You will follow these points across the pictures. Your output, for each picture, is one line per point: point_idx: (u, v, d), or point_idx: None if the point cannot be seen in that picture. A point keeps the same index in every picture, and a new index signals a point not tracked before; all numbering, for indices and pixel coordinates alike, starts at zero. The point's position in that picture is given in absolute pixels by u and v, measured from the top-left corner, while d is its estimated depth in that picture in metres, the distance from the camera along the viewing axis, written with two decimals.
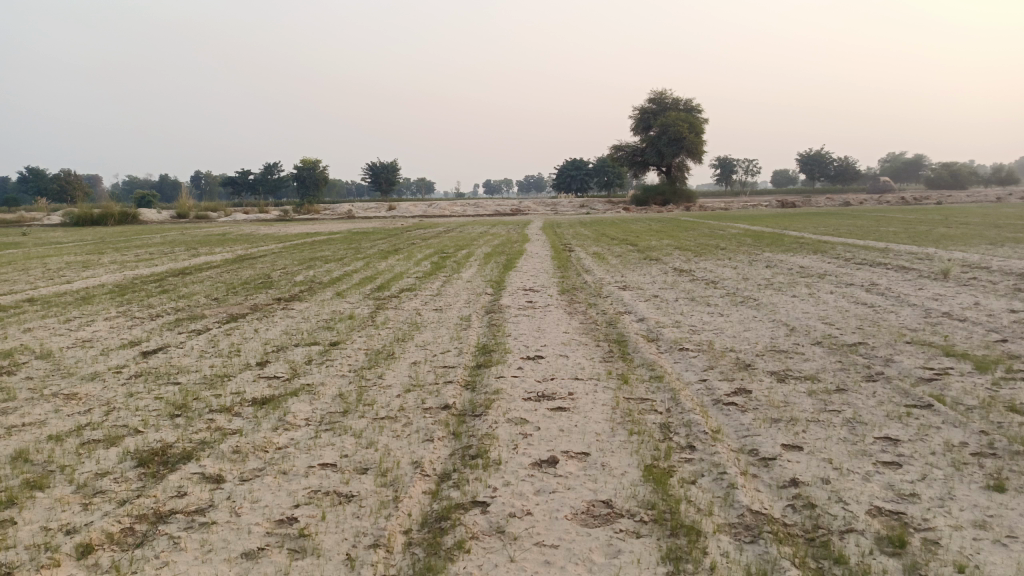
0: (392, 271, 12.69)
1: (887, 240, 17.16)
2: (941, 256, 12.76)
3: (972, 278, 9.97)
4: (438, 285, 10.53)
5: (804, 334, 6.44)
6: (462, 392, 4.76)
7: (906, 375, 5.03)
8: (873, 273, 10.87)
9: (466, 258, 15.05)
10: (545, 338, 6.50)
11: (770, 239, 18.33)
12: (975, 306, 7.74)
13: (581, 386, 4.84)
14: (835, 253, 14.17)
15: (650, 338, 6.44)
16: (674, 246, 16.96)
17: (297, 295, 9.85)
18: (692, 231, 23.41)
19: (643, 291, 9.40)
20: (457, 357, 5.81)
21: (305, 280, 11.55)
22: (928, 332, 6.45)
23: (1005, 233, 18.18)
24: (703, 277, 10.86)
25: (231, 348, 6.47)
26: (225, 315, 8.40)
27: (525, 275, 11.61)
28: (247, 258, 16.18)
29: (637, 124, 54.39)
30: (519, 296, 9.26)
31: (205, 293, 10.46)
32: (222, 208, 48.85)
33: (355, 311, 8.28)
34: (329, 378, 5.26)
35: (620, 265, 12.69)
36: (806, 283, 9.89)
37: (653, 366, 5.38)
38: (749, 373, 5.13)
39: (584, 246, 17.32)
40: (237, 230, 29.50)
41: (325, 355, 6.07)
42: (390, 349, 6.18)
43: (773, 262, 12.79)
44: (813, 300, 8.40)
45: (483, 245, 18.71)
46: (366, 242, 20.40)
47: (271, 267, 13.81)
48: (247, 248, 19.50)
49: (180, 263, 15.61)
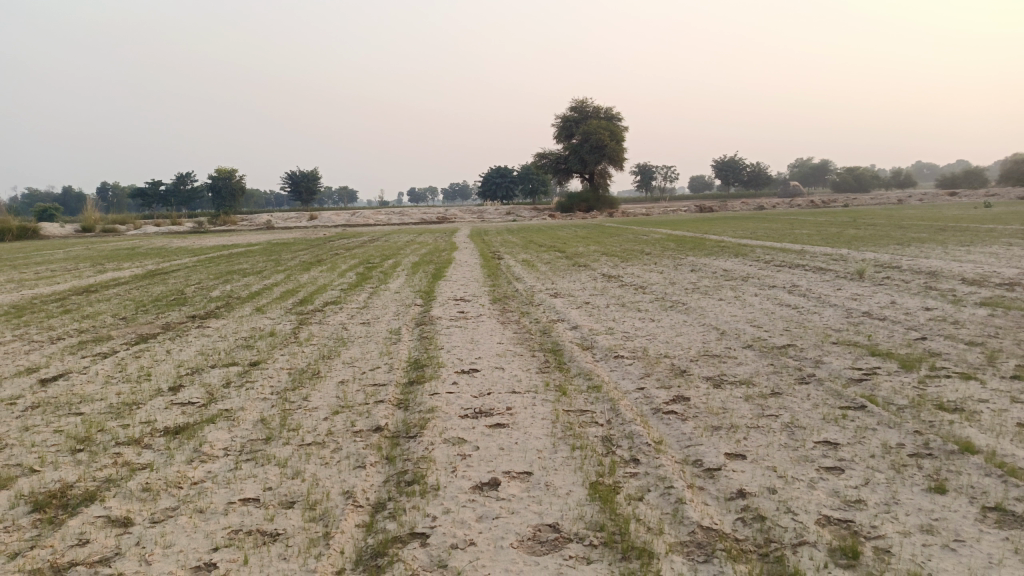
0: (316, 283, 12.26)
1: (803, 242, 17.78)
2: (855, 257, 13.27)
3: (886, 277, 10.37)
4: (364, 297, 10.20)
5: (735, 337, 6.48)
6: (394, 412, 4.53)
7: (836, 376, 5.10)
8: (794, 274, 11.18)
9: (393, 267, 14.73)
10: (478, 349, 6.33)
11: (692, 244, 18.73)
12: (892, 305, 8.02)
13: (518, 400, 4.68)
14: (756, 256, 14.57)
15: (585, 346, 6.36)
16: (601, 252, 17.10)
17: (214, 312, 9.35)
18: (617, 236, 23.73)
19: (574, 298, 9.35)
20: (387, 373, 5.56)
21: (222, 296, 11.01)
22: (852, 332, 6.60)
23: (910, 234, 19.16)
24: (632, 282, 10.92)
25: (141, 372, 6.02)
26: (135, 335, 7.86)
27: (454, 284, 11.42)
28: (159, 274, 15.35)
29: (559, 132, 55.00)
30: (449, 306, 9.06)
31: (113, 312, 9.80)
32: (131, 221, 46.57)
33: (277, 328, 7.90)
34: (250, 402, 4.92)
35: (550, 272, 12.65)
36: (732, 286, 10.06)
37: (590, 375, 5.27)
38: (686, 379, 5.09)
39: (512, 253, 17.25)
40: (148, 245, 28.13)
41: (245, 376, 5.71)
42: (316, 367, 5.88)
43: (698, 265, 13.01)
44: (740, 303, 8.53)
45: (410, 254, 18.41)
46: (287, 254, 19.76)
47: (185, 283, 13.13)
48: (159, 262, 18.57)
49: (85, 280, 14.68)
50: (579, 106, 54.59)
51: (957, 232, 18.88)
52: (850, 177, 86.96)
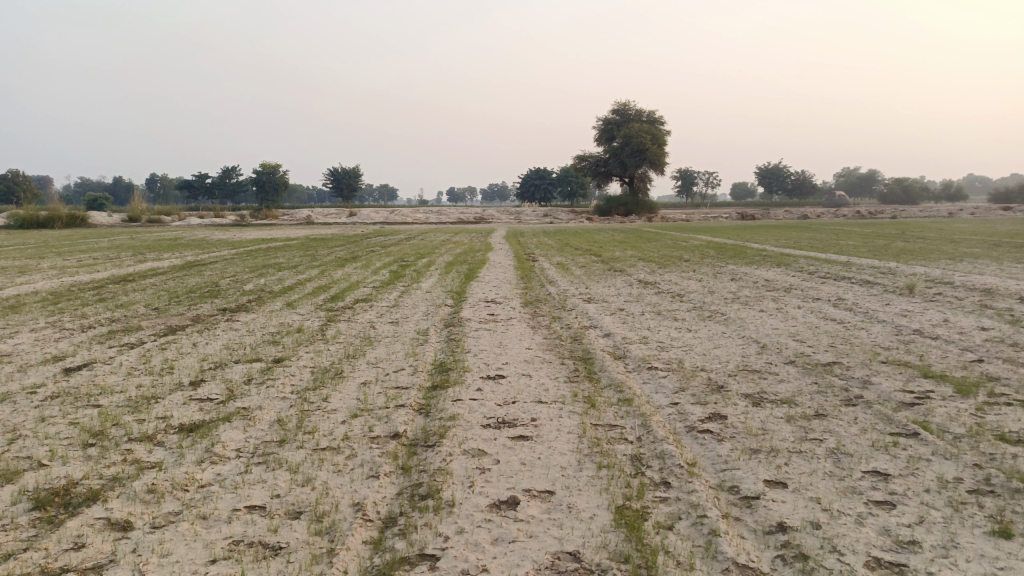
0: (348, 279, 12.21)
1: (849, 253, 17.26)
2: (904, 271, 12.75)
3: (938, 293, 9.90)
4: (395, 296, 10.08)
5: (776, 352, 6.16)
6: (414, 418, 4.34)
7: (886, 398, 4.76)
8: (839, 287, 10.75)
9: (427, 266, 14.63)
10: (506, 355, 6.11)
11: (732, 251, 18.32)
12: (945, 323, 7.60)
13: (544, 411, 4.45)
14: (799, 266, 14.12)
15: (618, 356, 6.10)
16: (638, 257, 16.79)
17: (244, 306, 9.30)
18: (656, 241, 23.37)
19: (608, 304, 9.09)
20: (411, 376, 5.38)
21: (255, 289, 10.99)
22: (902, 351, 6.23)
23: (962, 248, 18.47)
24: (669, 289, 10.62)
25: (164, 365, 5.94)
26: (164, 327, 7.83)
27: (487, 285, 11.24)
28: (196, 265, 15.47)
29: (600, 135, 54.58)
30: (479, 308, 8.88)
31: (147, 302, 9.85)
32: (176, 212, 47.51)
33: (304, 324, 7.79)
34: (268, 400, 4.79)
35: (585, 276, 12.40)
36: (773, 297, 9.69)
37: (620, 387, 5.02)
38: (723, 396, 4.81)
39: (546, 256, 17.03)
40: (189, 236, 28.59)
41: (267, 373, 5.58)
42: (339, 367, 5.72)
43: (738, 274, 12.64)
44: (782, 315, 8.18)
45: (445, 253, 18.32)
46: (323, 249, 19.84)
47: (220, 275, 13.21)
48: (198, 254, 18.78)
49: (124, 269, 14.89)
50: (621, 110, 54.15)
51: (1012, 248, 18.09)
52: (898, 189, 84.75)
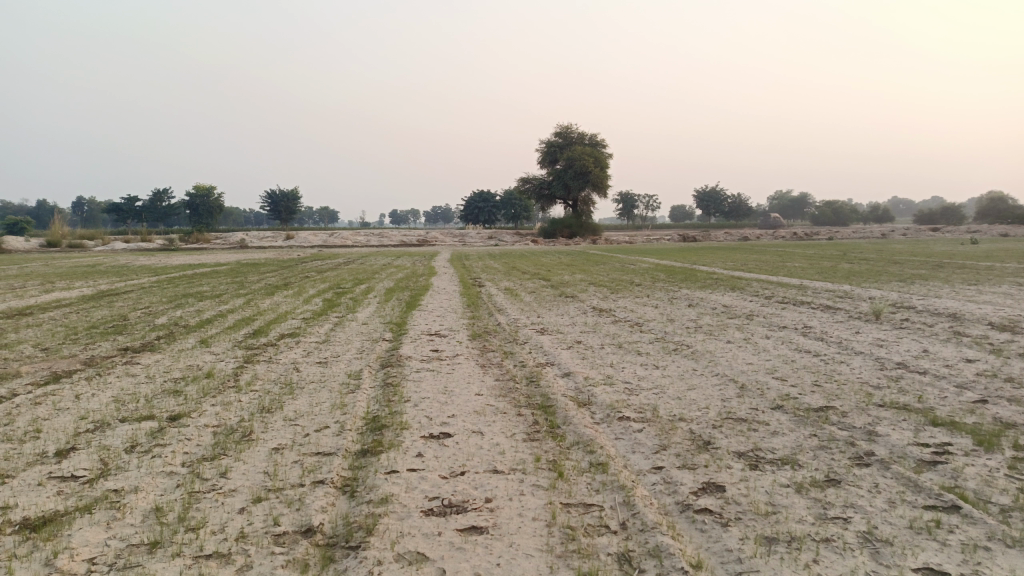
0: (277, 310, 11.10)
1: (799, 276, 16.98)
2: (861, 295, 12.34)
3: (905, 319, 9.44)
4: (326, 329, 9.07)
5: (760, 395, 5.41)
6: (336, 501, 3.41)
7: (901, 455, 4.04)
8: (801, 313, 10.23)
9: (364, 293, 13.64)
10: (452, 404, 5.21)
11: (682, 275, 17.86)
12: (926, 355, 7.01)
13: (501, 486, 3.56)
14: (753, 290, 13.67)
15: (581, 402, 5.26)
16: (589, 281, 16.10)
17: (151, 344, 8.14)
18: (605, 264, 22.91)
19: (562, 336, 8.27)
20: (336, 438, 4.41)
21: (167, 324, 9.80)
22: (895, 391, 5.55)
23: (908, 270, 18.49)
24: (626, 317, 9.90)
25: (30, 427, 4.79)
26: (47, 373, 6.63)
27: (429, 316, 10.27)
28: (108, 295, 14.03)
29: (543, 158, 54.37)
30: (422, 343, 7.95)
31: (36, 341, 8.56)
32: (99, 236, 44.93)
33: (216, 367, 6.69)
34: (151, 478, 3.77)
35: (535, 303, 11.62)
36: (737, 326, 9.04)
37: (590, 447, 4.18)
38: (714, 457, 4.01)
39: (493, 281, 16.22)
40: (111, 261, 26.92)
41: (158, 436, 4.52)
42: (248, 426, 4.71)
43: (694, 300, 12.05)
44: (753, 347, 7.49)
45: (385, 279, 17.33)
46: (253, 276, 18.51)
47: (132, 306, 11.89)
48: (113, 282, 17.29)
49: (25, 300, 13.40)
50: (563, 132, 54.13)
51: (957, 269, 18.09)
52: (829, 211, 87.55)
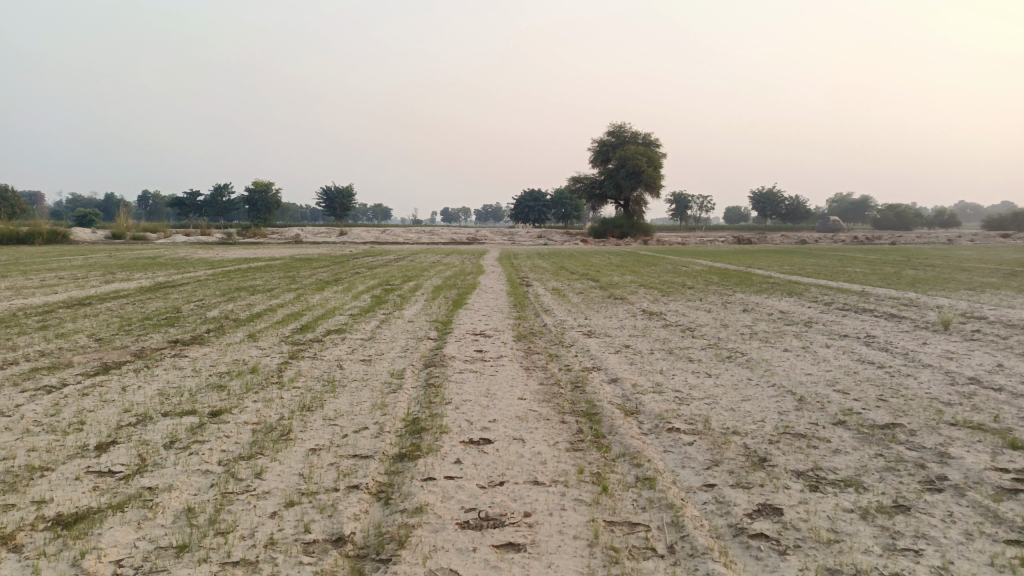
0: (325, 306, 11.15)
1: (860, 282, 16.32)
2: (927, 304, 11.75)
3: (976, 330, 8.92)
4: (373, 327, 9.03)
5: (820, 409, 5.10)
6: (370, 509, 3.28)
7: (978, 481, 3.71)
8: (863, 321, 9.77)
9: (412, 291, 13.62)
10: (495, 408, 5.06)
11: (736, 278, 17.36)
12: (1001, 370, 6.55)
13: (542, 499, 3.39)
14: (811, 295, 13.18)
15: (628, 410, 5.05)
16: (639, 283, 15.80)
17: (200, 338, 8.21)
18: (656, 265, 22.50)
19: (610, 340, 8.04)
20: (374, 440, 4.30)
21: (218, 317, 9.91)
22: (969, 408, 5.17)
23: (978, 278, 17.61)
24: (676, 322, 9.61)
25: (74, 419, 4.82)
26: (98, 364, 6.72)
27: (475, 315, 10.15)
28: (164, 287, 14.35)
29: (596, 157, 53.90)
30: (466, 343, 7.82)
31: (92, 331, 8.74)
32: (162, 229, 46.37)
33: (261, 363, 6.68)
34: (187, 477, 3.71)
35: (583, 304, 11.40)
36: (795, 333, 8.67)
37: (637, 460, 3.97)
38: (770, 476, 3.76)
39: (542, 281, 16.07)
40: (171, 254, 27.68)
41: (198, 433, 4.48)
42: (287, 425, 4.64)
43: (749, 305, 11.65)
44: (811, 357, 7.14)
45: (434, 276, 17.33)
46: (305, 271, 18.74)
47: (186, 299, 12.11)
48: (170, 274, 17.69)
49: (86, 290, 13.79)
50: (617, 131, 53.62)
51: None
52: (892, 214, 84.65)
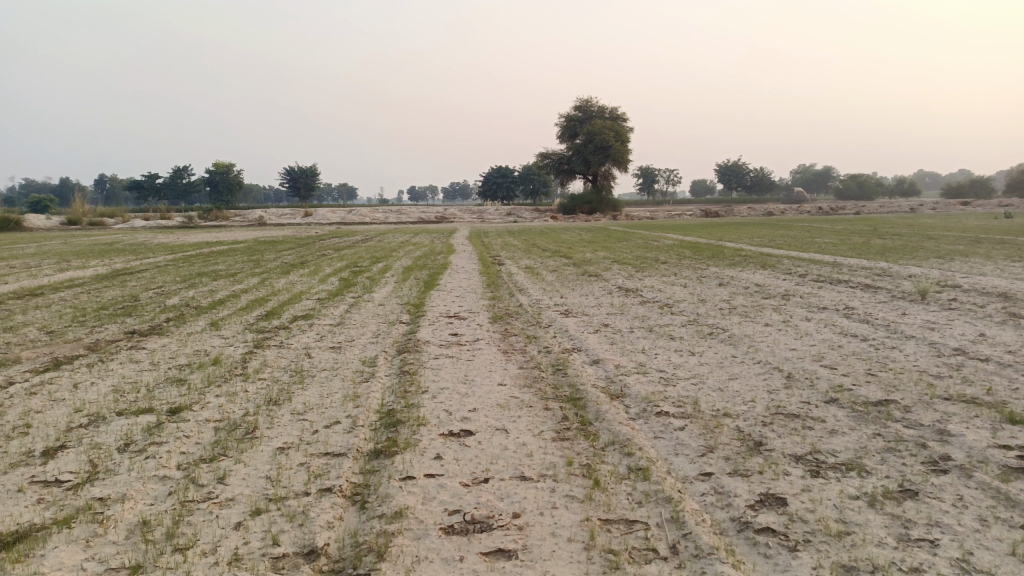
0: (291, 290, 10.76)
1: (831, 252, 16.33)
2: (900, 273, 11.73)
3: (952, 299, 8.88)
4: (341, 311, 8.69)
5: (810, 386, 4.94)
6: (345, 515, 3.01)
7: (983, 460, 3.56)
8: (840, 293, 9.68)
9: (381, 272, 13.27)
10: (475, 395, 4.80)
11: (709, 251, 17.26)
12: (984, 340, 6.47)
13: (532, 497, 3.15)
14: (785, 268, 13.11)
15: (613, 394, 4.83)
16: (612, 259, 15.61)
17: (159, 328, 7.81)
18: (627, 240, 22.37)
19: (589, 319, 7.82)
20: (346, 436, 4.02)
21: (177, 305, 9.48)
22: (959, 381, 5.05)
23: (946, 245, 17.75)
24: (654, 298, 9.42)
25: (20, 422, 4.45)
26: (48, 359, 6.31)
27: (448, 296, 9.86)
28: (122, 275, 13.80)
29: (563, 133, 53.49)
30: (440, 326, 7.53)
31: (43, 323, 8.27)
32: (120, 213, 44.97)
33: (224, 353, 6.32)
34: (142, 484, 3.39)
35: (558, 282, 11.16)
36: (774, 307, 8.53)
37: (628, 449, 3.75)
38: (770, 462, 3.57)
39: (514, 259, 15.79)
40: (128, 239, 26.85)
41: (156, 433, 4.15)
42: (252, 422, 4.32)
43: (725, 278, 11.52)
44: (794, 331, 6.99)
45: (403, 257, 16.98)
46: (270, 254, 18.23)
47: (144, 287, 11.60)
48: (128, 261, 17.06)
49: (38, 280, 13.18)
50: (584, 105, 53.21)
51: (996, 245, 17.33)
52: (854, 184, 85.83)
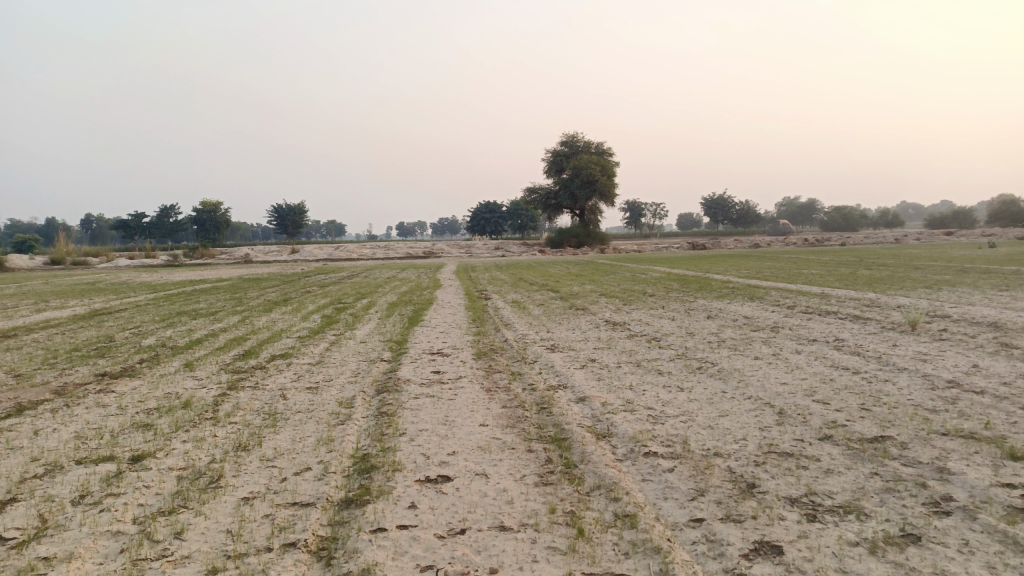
0: (272, 328, 10.54)
1: (819, 283, 16.28)
2: (889, 303, 11.65)
3: (943, 330, 8.77)
4: (322, 349, 8.47)
5: (803, 423, 4.76)
6: (309, 573, 2.79)
7: (986, 500, 3.38)
8: (829, 324, 9.57)
9: (365, 308, 13.06)
10: (455, 438, 4.59)
11: (697, 284, 17.18)
12: (978, 371, 6.33)
13: (511, 550, 2.94)
14: (773, 299, 13.01)
15: (599, 434, 4.63)
16: (599, 292, 15.49)
17: (132, 369, 7.56)
18: (615, 274, 22.32)
19: (575, 354, 7.64)
20: (317, 484, 3.80)
21: (153, 345, 9.22)
22: (956, 415, 4.89)
23: (932, 275, 17.76)
24: (641, 332, 9.27)
25: None
26: (12, 404, 6.05)
27: (432, 333, 9.66)
28: (100, 314, 13.52)
29: (549, 168, 53.83)
30: (423, 364, 7.32)
31: (12, 366, 8.00)
32: (105, 252, 44.66)
33: (196, 396, 6.09)
34: (93, 541, 3.15)
35: (544, 317, 11.00)
36: (764, 340, 8.39)
37: (614, 493, 3.55)
38: (764, 506, 3.37)
39: (500, 293, 15.64)
40: (111, 278, 26.58)
41: (115, 484, 3.91)
42: (218, 469, 4.09)
43: (713, 311, 11.40)
44: (785, 364, 6.84)
45: (389, 292, 16.79)
46: (253, 292, 17.98)
47: (121, 326, 11.33)
48: (108, 300, 16.76)
49: (13, 321, 12.88)
50: (570, 141, 53.66)
51: (982, 275, 17.37)
52: (839, 216, 86.71)
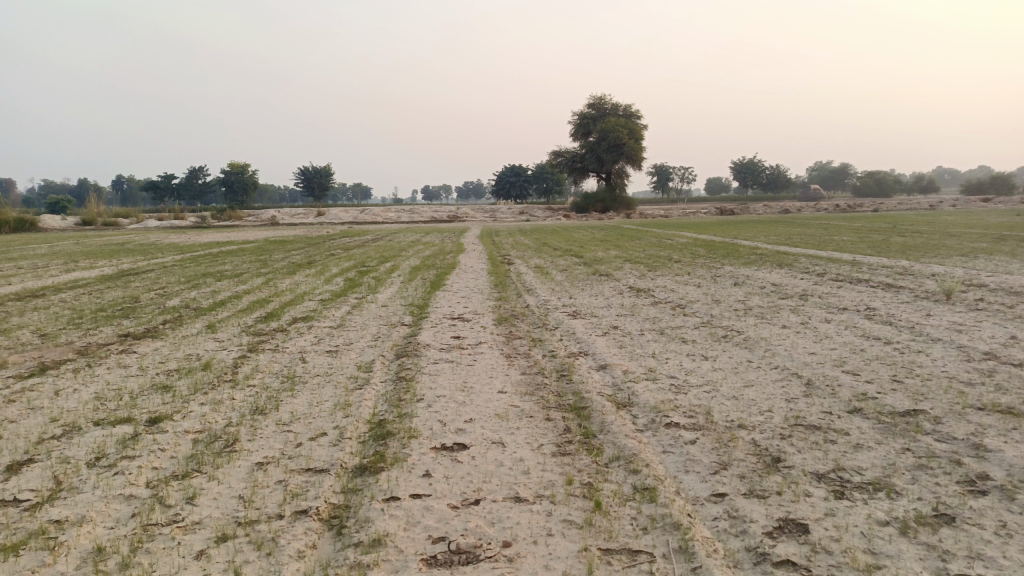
0: (294, 290, 10.53)
1: (850, 250, 15.89)
2: (923, 271, 11.31)
3: (980, 299, 8.48)
4: (342, 313, 8.43)
5: (832, 395, 4.60)
6: (319, 542, 2.74)
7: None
8: (861, 293, 9.30)
9: (388, 272, 13.02)
10: (472, 405, 4.51)
11: (724, 250, 16.86)
12: (1016, 343, 6.09)
13: (526, 522, 2.86)
14: (802, 266, 12.72)
15: (620, 403, 4.52)
16: (623, 258, 15.28)
17: (154, 330, 7.58)
18: (640, 239, 22.03)
19: (597, 321, 7.51)
20: (332, 450, 3.75)
21: (176, 306, 9.26)
22: (993, 389, 4.69)
23: (968, 243, 17.26)
24: (666, 298, 9.10)
25: None
26: (36, 364, 6.09)
27: (454, 297, 9.57)
28: (127, 275, 13.65)
29: (576, 130, 53.06)
30: (443, 329, 7.25)
31: (38, 326, 8.07)
32: (134, 213, 45.19)
33: (215, 358, 6.08)
34: (105, 505, 3.13)
35: (567, 282, 10.85)
36: (792, 308, 8.18)
37: (634, 466, 3.44)
38: (789, 482, 3.25)
39: (524, 258, 15.49)
40: (140, 239, 26.87)
41: (131, 446, 3.89)
42: (233, 433, 4.06)
43: (740, 278, 11.16)
44: (814, 334, 6.65)
45: (412, 256, 16.74)
46: (277, 254, 18.03)
47: (147, 287, 11.41)
48: (135, 261, 16.92)
49: (41, 281, 13.04)
50: (597, 103, 52.74)
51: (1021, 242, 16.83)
52: (872, 181, 84.72)
